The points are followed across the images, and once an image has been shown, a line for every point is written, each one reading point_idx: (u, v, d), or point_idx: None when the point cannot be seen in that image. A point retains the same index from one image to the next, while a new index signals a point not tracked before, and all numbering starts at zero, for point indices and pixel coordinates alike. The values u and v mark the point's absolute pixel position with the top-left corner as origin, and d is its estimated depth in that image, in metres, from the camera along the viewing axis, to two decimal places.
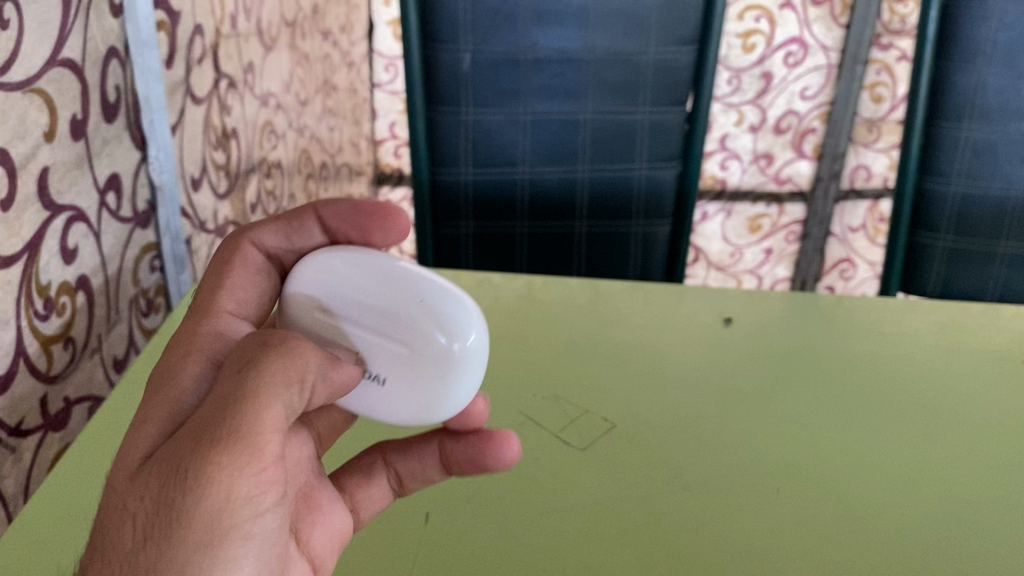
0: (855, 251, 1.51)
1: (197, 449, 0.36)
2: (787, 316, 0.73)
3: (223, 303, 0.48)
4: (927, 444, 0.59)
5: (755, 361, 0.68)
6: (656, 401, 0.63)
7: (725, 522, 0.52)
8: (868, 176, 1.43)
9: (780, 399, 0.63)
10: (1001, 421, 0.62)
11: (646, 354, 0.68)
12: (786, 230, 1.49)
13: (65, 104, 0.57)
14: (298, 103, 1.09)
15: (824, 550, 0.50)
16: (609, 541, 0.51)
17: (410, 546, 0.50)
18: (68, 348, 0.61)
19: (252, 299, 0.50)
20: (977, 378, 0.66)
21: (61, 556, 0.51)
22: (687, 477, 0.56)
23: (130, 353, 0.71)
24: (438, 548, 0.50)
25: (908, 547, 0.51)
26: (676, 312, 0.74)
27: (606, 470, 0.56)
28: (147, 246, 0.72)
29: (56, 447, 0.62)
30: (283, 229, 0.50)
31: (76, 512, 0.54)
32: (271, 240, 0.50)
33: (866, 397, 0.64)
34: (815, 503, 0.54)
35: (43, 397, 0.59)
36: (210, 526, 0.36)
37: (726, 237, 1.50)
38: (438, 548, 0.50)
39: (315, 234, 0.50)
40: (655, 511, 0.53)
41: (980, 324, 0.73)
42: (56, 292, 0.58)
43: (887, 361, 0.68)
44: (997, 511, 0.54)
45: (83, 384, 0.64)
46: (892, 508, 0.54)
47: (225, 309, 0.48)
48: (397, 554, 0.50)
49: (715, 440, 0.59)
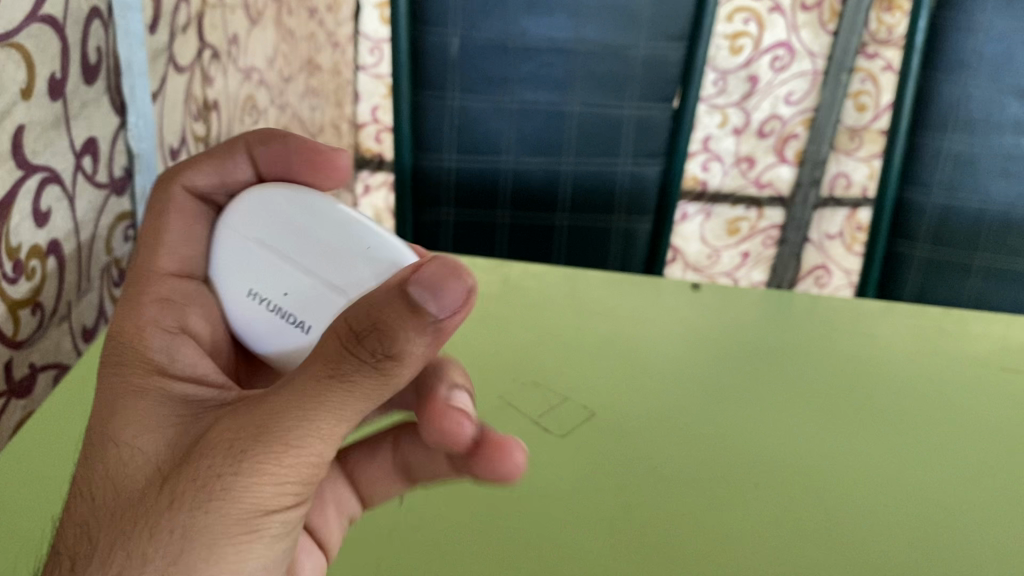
0: (830, 258, 1.51)
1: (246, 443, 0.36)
2: (767, 313, 0.73)
3: (164, 262, 0.48)
4: (903, 446, 0.59)
5: (734, 355, 0.67)
6: (636, 392, 0.62)
7: (702, 513, 0.52)
8: (847, 184, 1.43)
9: (760, 394, 0.63)
10: (978, 426, 0.62)
11: (626, 344, 0.68)
12: (764, 234, 1.49)
13: (44, 62, 0.55)
14: (280, 80, 1.07)
15: (799, 546, 0.50)
16: (585, 531, 0.50)
17: (386, 530, 0.50)
18: (36, 313, 0.59)
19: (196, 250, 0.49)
20: (954, 383, 0.66)
21: None
22: (666, 469, 0.55)
23: (100, 322, 0.70)
24: (411, 534, 0.49)
25: (880, 547, 0.51)
26: (657, 304, 0.73)
27: (583, 458, 0.56)
28: (122, 214, 0.70)
29: (20, 413, 0.60)
30: (215, 172, 0.50)
31: None
32: (202, 181, 0.49)
33: (845, 396, 0.64)
34: (791, 497, 0.54)
35: (8, 361, 0.57)
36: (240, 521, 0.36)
37: (705, 238, 1.50)
38: (411, 534, 0.49)
39: (244, 169, 0.50)
40: (630, 502, 0.53)
41: (957, 330, 0.73)
42: (26, 255, 0.57)
43: (868, 363, 0.68)
44: (971, 514, 0.54)
45: (50, 352, 0.62)
46: (872, 509, 0.53)
47: (164, 270, 0.47)
48: (373, 538, 0.49)
49: (694, 432, 0.59)
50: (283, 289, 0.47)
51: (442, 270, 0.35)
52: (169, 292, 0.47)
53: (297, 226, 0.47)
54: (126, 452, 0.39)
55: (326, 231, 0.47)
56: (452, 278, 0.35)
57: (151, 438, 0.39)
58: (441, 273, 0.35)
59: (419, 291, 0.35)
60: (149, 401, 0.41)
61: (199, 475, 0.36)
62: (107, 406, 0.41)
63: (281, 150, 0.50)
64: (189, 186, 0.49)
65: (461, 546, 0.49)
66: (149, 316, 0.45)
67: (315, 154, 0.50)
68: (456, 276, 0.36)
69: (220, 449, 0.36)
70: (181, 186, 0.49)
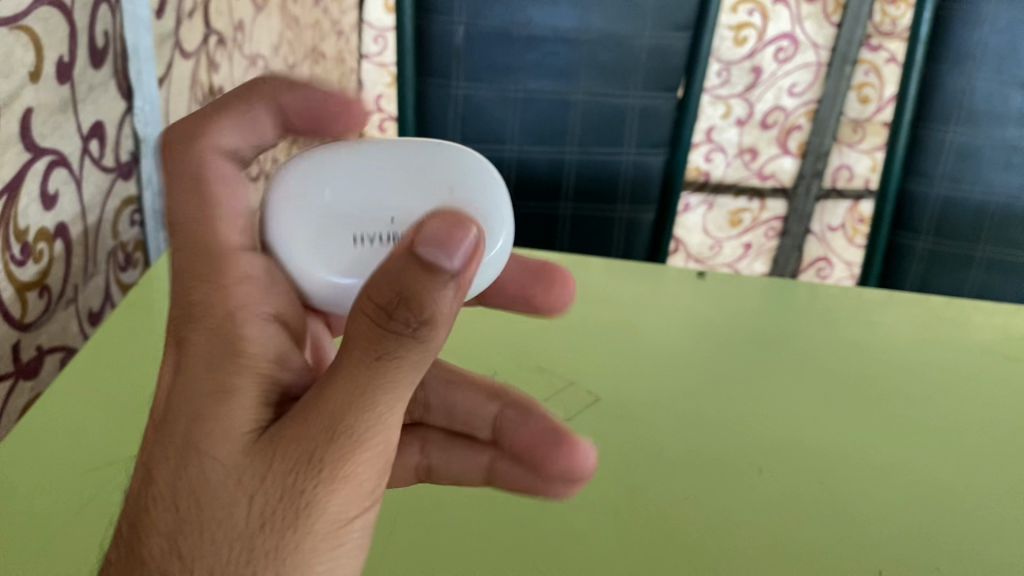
0: (832, 250, 1.51)
1: (335, 441, 0.33)
2: (771, 300, 0.74)
3: (226, 230, 0.41)
4: (905, 433, 0.59)
5: (738, 342, 0.68)
6: (641, 377, 0.63)
7: (706, 496, 0.53)
8: (850, 176, 1.43)
9: (764, 380, 0.64)
10: (980, 413, 0.62)
11: (631, 330, 0.68)
12: (766, 226, 1.50)
13: (52, 45, 0.55)
14: (285, 67, 1.07)
15: (802, 530, 0.51)
16: (589, 514, 0.51)
17: (392, 508, 0.50)
18: (43, 296, 0.59)
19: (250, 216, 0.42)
20: (956, 371, 0.67)
21: (36, 501, 0.50)
22: (671, 453, 0.56)
23: (106, 305, 0.70)
24: (416, 513, 0.50)
25: (883, 531, 0.51)
26: (662, 290, 0.74)
27: (588, 442, 0.56)
28: (128, 198, 0.70)
29: (27, 395, 0.60)
30: (240, 126, 0.44)
31: (50, 460, 0.52)
32: (230, 139, 0.43)
33: (849, 383, 0.64)
34: (794, 482, 0.54)
35: (16, 343, 0.57)
36: (334, 523, 0.33)
37: (707, 229, 1.50)
38: (415, 513, 0.50)
39: (268, 124, 0.45)
40: (635, 485, 0.53)
41: (960, 318, 0.73)
42: (33, 238, 0.57)
43: (871, 350, 0.68)
44: (973, 500, 0.54)
45: (57, 334, 0.63)
46: (874, 495, 0.54)
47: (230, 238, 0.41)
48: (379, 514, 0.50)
49: (698, 417, 0.59)
50: (388, 215, 0.44)
51: (452, 223, 0.32)
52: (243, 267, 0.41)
53: (356, 161, 0.45)
54: (187, 458, 0.34)
55: (394, 155, 0.45)
56: (460, 227, 0.32)
57: (208, 439, 0.34)
58: (449, 228, 0.31)
59: (432, 247, 0.31)
60: (201, 393, 0.35)
61: (272, 480, 0.32)
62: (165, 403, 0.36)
63: (307, 96, 0.44)
64: (218, 151, 0.43)
65: (467, 528, 0.49)
66: (216, 292, 0.39)
67: (345, 103, 0.45)
68: (462, 225, 0.32)
69: (308, 447, 0.33)
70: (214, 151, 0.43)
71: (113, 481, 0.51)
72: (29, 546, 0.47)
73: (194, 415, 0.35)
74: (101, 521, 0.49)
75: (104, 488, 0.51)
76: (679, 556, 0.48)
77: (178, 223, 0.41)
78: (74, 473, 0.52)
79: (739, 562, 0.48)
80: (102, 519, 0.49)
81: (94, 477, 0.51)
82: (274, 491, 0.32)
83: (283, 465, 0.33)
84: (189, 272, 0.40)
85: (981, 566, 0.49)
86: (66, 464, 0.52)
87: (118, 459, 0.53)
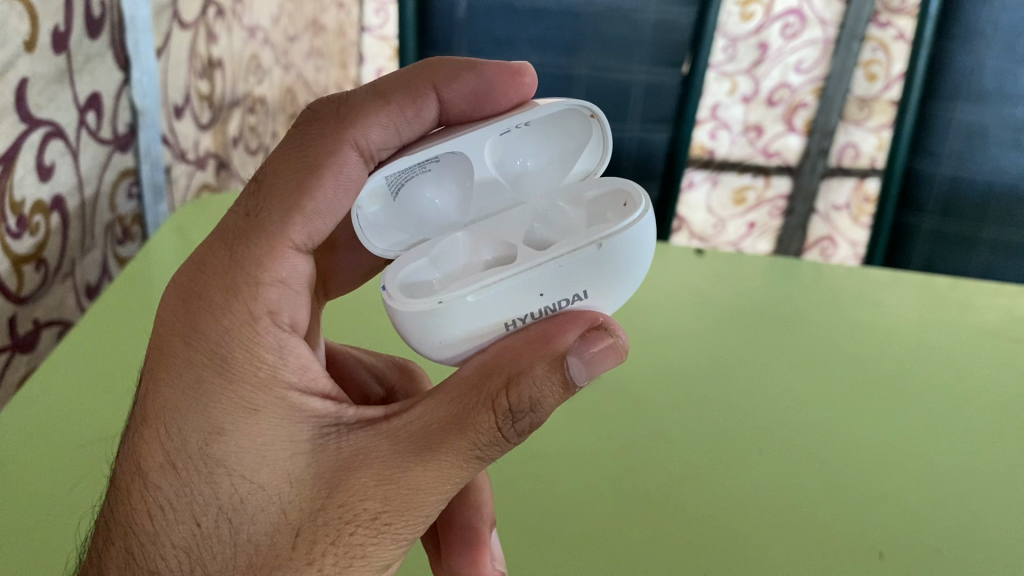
0: (837, 230, 1.49)
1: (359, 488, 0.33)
2: (773, 279, 0.73)
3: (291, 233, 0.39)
4: (909, 413, 0.59)
5: (740, 321, 0.67)
6: (642, 355, 0.62)
7: (707, 476, 0.52)
8: (856, 155, 1.40)
9: (766, 358, 0.63)
10: (984, 393, 0.62)
11: (632, 308, 0.68)
12: (771, 204, 1.49)
13: (47, 14, 0.55)
14: (285, 39, 1.06)
15: (804, 510, 0.50)
16: (588, 492, 0.50)
17: None
18: (39, 269, 0.59)
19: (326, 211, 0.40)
20: (961, 351, 0.66)
21: (36, 471, 0.50)
22: (672, 431, 0.55)
23: (104, 279, 0.70)
24: None
25: (887, 512, 0.51)
26: (664, 268, 0.73)
27: (588, 419, 0.56)
28: (126, 171, 0.70)
29: (23, 369, 0.60)
30: (393, 123, 0.42)
31: (48, 433, 0.52)
32: (377, 136, 0.41)
33: (851, 363, 0.64)
34: (796, 462, 0.54)
35: (12, 317, 0.57)
36: None
37: (711, 207, 1.49)
38: None
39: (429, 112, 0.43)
40: (636, 464, 0.53)
41: (965, 299, 0.72)
42: (30, 211, 0.56)
43: (875, 330, 0.68)
44: (978, 481, 0.54)
45: (54, 308, 0.62)
46: (875, 477, 0.53)
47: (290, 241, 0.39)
48: None
49: (699, 396, 0.59)
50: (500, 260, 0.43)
51: (590, 331, 0.34)
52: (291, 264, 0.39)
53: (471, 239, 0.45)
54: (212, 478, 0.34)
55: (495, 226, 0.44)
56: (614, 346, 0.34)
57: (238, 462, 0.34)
58: (606, 348, 0.34)
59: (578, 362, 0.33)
60: (226, 408, 0.35)
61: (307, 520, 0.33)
62: (162, 402, 0.35)
63: (473, 80, 0.42)
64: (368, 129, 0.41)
65: None
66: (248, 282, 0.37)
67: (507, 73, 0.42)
68: (603, 331, 0.35)
69: (339, 494, 0.33)
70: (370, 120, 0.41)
71: (110, 453, 0.51)
72: (27, 516, 0.47)
73: (215, 428, 0.34)
74: (98, 493, 0.48)
75: (101, 460, 0.51)
76: (676, 536, 0.48)
77: (267, 184, 0.40)
78: (73, 445, 0.52)
79: (737, 541, 0.48)
80: (99, 491, 0.49)
81: (91, 450, 0.51)
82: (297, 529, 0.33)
83: (329, 516, 0.33)
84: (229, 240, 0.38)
85: (986, 546, 0.49)
86: (63, 437, 0.52)
87: (115, 432, 0.53)
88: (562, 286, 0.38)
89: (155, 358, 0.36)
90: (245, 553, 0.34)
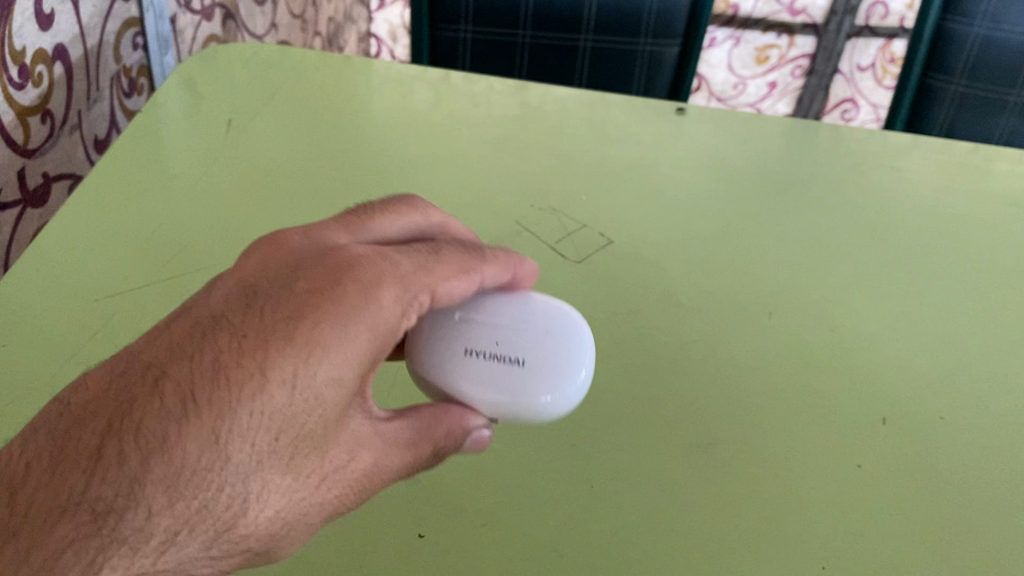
0: (859, 92, 1.46)
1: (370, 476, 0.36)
2: (792, 141, 0.71)
3: (428, 271, 0.38)
4: (919, 281, 0.59)
5: (753, 187, 0.66)
6: (655, 219, 0.62)
7: (717, 341, 0.53)
8: (884, 13, 1.36)
9: (781, 225, 0.62)
10: (996, 262, 0.61)
11: (646, 169, 0.67)
12: (793, 64, 1.43)
13: None
14: None
15: (808, 376, 0.51)
16: (597, 357, 0.51)
17: None
18: (45, 122, 0.58)
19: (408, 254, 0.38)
20: (978, 221, 0.65)
21: (50, 322, 0.50)
22: (682, 296, 0.55)
23: (112, 132, 0.69)
24: None
25: (888, 382, 0.51)
26: (681, 128, 0.71)
27: (599, 283, 0.56)
28: (129, 21, 0.68)
29: (35, 222, 0.60)
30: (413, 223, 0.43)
31: (60, 285, 0.53)
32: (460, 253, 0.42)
33: (865, 230, 0.63)
34: (806, 328, 0.54)
35: (20, 170, 0.56)
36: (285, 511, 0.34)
37: (731, 66, 1.45)
38: None
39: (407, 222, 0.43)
40: (643, 330, 0.53)
41: (988, 164, 0.70)
42: (31, 61, 0.55)
43: (892, 196, 0.66)
44: (980, 349, 0.54)
45: (62, 162, 0.62)
46: (882, 344, 0.53)
47: (418, 273, 0.38)
48: None
49: (711, 262, 0.58)
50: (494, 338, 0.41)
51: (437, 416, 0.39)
52: (377, 316, 0.35)
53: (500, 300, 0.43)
54: (219, 419, 0.32)
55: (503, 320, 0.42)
56: (470, 416, 0.40)
57: (257, 425, 0.32)
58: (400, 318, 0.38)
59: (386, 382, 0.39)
60: (307, 354, 0.33)
61: (282, 492, 0.33)
62: (317, 316, 0.34)
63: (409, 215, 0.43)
64: (446, 299, 0.39)
65: None
66: (321, 316, 0.34)
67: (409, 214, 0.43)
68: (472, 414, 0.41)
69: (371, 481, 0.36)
70: (469, 275, 0.40)
71: (123, 308, 0.52)
72: (46, 367, 0.48)
73: (338, 383, 0.34)
74: (115, 347, 0.49)
75: (112, 312, 0.51)
76: (678, 400, 0.49)
77: (394, 260, 0.37)
78: (85, 299, 0.52)
79: (741, 408, 0.49)
80: (113, 344, 0.49)
81: (104, 304, 0.52)
82: (335, 482, 0.35)
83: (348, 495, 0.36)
84: (276, 283, 0.35)
85: (984, 413, 0.50)
86: (74, 291, 0.52)
87: (126, 288, 0.53)
88: (516, 346, 0.41)
89: (351, 274, 0.35)
90: (293, 476, 0.34)
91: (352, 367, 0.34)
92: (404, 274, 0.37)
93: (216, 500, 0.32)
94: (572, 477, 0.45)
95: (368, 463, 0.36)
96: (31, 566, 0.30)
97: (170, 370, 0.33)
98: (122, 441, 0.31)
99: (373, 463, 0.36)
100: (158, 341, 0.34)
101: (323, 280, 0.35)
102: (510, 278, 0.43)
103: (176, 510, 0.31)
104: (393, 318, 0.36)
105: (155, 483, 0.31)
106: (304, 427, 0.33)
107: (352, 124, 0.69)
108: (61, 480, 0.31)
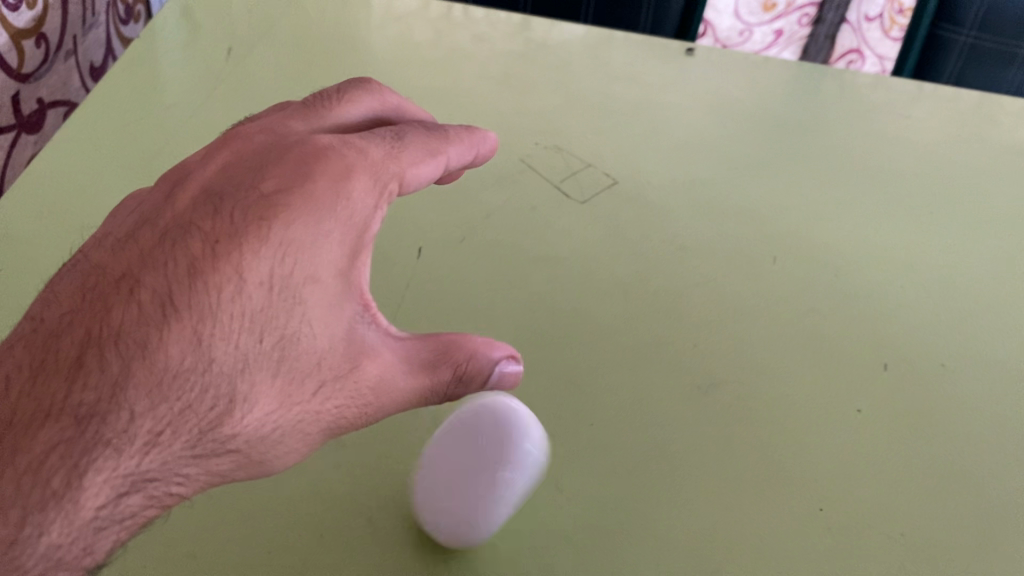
0: (865, 42, 1.37)
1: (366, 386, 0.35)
2: (799, 85, 0.70)
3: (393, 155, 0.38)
4: (924, 229, 0.58)
5: (760, 131, 0.65)
6: (660, 161, 0.61)
7: (720, 283, 0.52)
8: None
9: (787, 170, 0.62)
10: (1002, 211, 0.61)
11: (652, 111, 0.66)
12: (800, 13, 1.37)
13: None
14: None
15: (811, 321, 0.51)
16: (600, 297, 0.51)
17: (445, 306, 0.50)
18: (40, 46, 0.57)
19: (371, 143, 0.38)
20: (987, 170, 0.64)
21: (49, 251, 0.50)
22: (685, 239, 0.55)
23: (107, 60, 0.68)
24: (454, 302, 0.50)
25: (891, 328, 0.51)
26: (688, 69, 0.70)
27: (602, 223, 0.55)
28: None
29: (30, 150, 0.59)
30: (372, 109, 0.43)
31: (58, 213, 0.52)
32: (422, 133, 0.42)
33: (871, 176, 0.62)
34: (810, 273, 0.54)
35: (15, 94, 0.55)
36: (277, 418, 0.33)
37: (738, 13, 1.36)
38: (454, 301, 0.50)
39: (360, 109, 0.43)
40: (646, 272, 0.53)
41: (999, 113, 0.69)
42: None
43: (900, 143, 0.66)
44: (985, 298, 0.53)
45: (58, 89, 0.61)
46: (886, 291, 0.53)
47: (384, 161, 0.37)
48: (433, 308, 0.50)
49: (716, 205, 0.58)
50: None
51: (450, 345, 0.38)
52: (349, 211, 0.35)
53: None
54: (199, 320, 0.32)
55: None
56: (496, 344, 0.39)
57: (236, 324, 0.32)
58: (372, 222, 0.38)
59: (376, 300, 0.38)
60: (280, 247, 0.33)
61: (271, 391, 0.33)
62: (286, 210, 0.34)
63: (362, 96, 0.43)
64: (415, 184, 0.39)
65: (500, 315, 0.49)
66: (293, 213, 0.33)
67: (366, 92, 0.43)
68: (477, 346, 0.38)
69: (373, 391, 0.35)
70: (436, 159, 0.40)
71: None
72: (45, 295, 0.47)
73: (311, 275, 0.33)
74: None
75: None
76: (680, 342, 0.49)
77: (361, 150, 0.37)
78: (83, 227, 0.51)
79: (744, 351, 0.49)
80: None
81: None
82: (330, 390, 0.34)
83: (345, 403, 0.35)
84: (241, 184, 0.35)
85: (985, 362, 0.49)
86: (72, 220, 0.52)
87: None
88: None
89: (315, 161, 0.35)
90: (283, 377, 0.33)
91: (327, 258, 0.34)
92: (371, 163, 0.37)
93: (199, 405, 0.31)
94: (573, 414, 0.45)
95: (371, 376, 0.35)
96: (16, 470, 0.29)
97: (139, 277, 0.33)
98: (102, 347, 0.31)
99: (376, 376, 0.35)
100: (125, 253, 0.34)
101: (292, 176, 0.34)
102: (472, 157, 0.42)
103: (160, 411, 0.31)
104: (364, 212, 0.35)
105: (138, 385, 0.31)
106: (285, 323, 0.33)
107: (352, 58, 0.67)
108: (40, 393, 0.31)
